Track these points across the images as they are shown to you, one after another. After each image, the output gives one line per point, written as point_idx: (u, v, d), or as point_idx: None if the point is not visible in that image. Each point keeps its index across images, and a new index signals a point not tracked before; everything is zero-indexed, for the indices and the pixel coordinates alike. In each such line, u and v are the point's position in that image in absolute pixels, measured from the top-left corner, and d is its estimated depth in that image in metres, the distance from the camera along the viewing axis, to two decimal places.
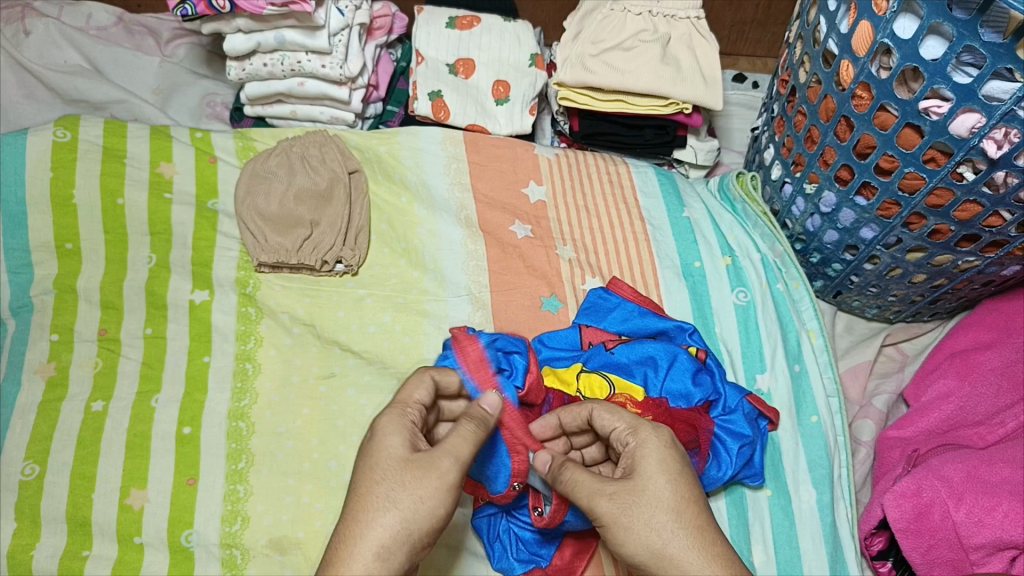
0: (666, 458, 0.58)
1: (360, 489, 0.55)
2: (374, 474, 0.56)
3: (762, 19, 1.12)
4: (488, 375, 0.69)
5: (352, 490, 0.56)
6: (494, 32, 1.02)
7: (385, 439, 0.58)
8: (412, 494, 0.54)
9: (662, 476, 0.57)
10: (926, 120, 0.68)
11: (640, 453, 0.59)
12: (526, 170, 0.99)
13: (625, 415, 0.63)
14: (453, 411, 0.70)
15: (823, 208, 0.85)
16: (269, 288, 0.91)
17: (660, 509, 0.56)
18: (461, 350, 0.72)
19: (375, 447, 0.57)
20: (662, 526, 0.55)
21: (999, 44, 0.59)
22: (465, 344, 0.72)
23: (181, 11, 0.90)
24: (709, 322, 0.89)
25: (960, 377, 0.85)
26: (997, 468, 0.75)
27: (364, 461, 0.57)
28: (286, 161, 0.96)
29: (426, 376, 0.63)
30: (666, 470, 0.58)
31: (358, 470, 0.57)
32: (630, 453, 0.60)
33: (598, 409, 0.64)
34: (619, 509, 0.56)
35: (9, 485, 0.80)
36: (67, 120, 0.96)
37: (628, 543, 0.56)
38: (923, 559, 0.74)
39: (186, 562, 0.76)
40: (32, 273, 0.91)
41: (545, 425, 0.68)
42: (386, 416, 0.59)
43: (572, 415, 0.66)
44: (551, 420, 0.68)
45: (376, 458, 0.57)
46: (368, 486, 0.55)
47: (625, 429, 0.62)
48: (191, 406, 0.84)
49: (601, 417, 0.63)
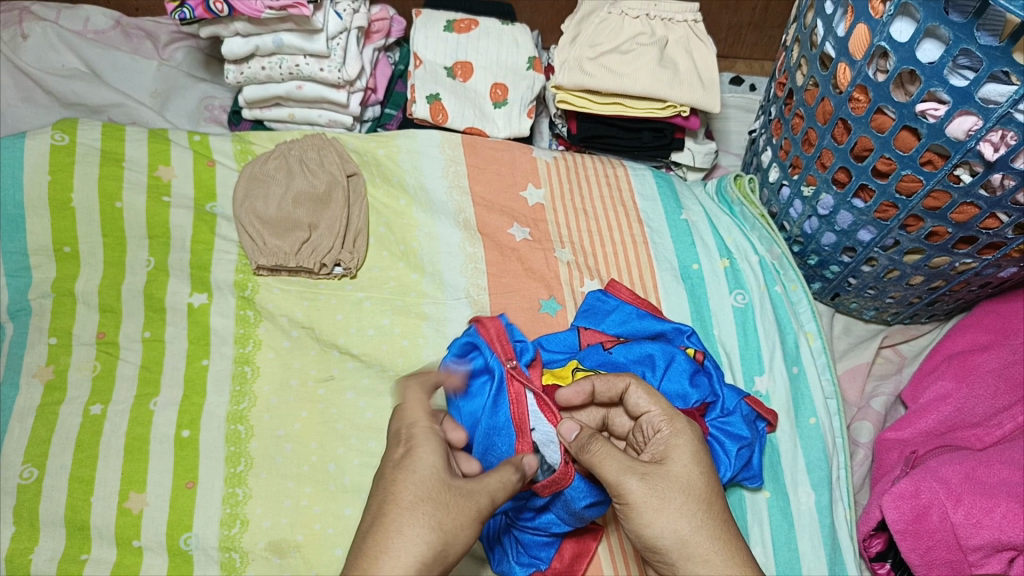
0: (699, 451, 0.62)
1: (402, 502, 0.55)
2: (416, 490, 0.55)
3: (759, 23, 1.13)
4: (510, 349, 0.72)
5: (390, 502, 0.55)
6: (492, 35, 1.02)
7: (425, 457, 0.57)
8: (454, 519, 0.55)
9: (696, 467, 0.61)
10: (922, 123, 0.68)
11: (674, 442, 0.62)
12: (524, 173, 0.99)
13: (662, 402, 0.66)
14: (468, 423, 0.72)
15: (820, 211, 0.86)
16: (268, 291, 0.91)
17: (693, 497, 0.59)
18: (484, 330, 0.73)
19: (415, 463, 0.57)
20: (691, 512, 0.58)
21: (995, 47, 0.59)
22: (489, 320, 0.74)
23: (180, 15, 0.90)
24: (707, 324, 0.89)
25: (958, 379, 0.86)
26: (996, 470, 0.75)
27: (401, 474, 0.56)
28: (285, 164, 0.96)
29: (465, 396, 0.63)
30: (698, 462, 0.62)
31: (396, 482, 0.56)
32: (664, 441, 0.63)
33: (636, 386, 0.66)
34: (650, 490, 0.59)
35: (7, 489, 0.79)
36: (65, 124, 0.96)
37: (655, 524, 0.58)
38: (921, 560, 0.75)
39: (185, 565, 0.76)
40: (30, 277, 0.92)
41: (578, 391, 0.68)
42: (428, 433, 0.59)
43: (607, 386, 0.68)
44: (584, 387, 0.68)
45: (417, 475, 0.56)
46: (409, 501, 0.55)
47: (661, 416, 0.65)
48: (191, 409, 0.84)
49: (638, 395, 0.66)
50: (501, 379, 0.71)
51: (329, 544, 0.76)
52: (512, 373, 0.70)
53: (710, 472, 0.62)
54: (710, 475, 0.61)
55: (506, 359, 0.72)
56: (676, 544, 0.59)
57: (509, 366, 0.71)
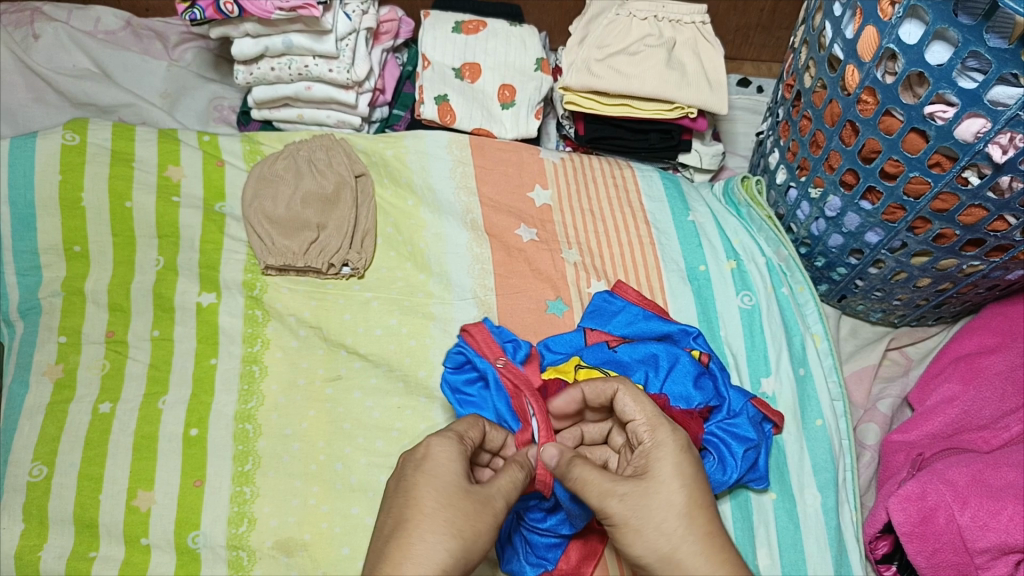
0: (681, 462, 0.60)
1: (424, 508, 0.56)
2: (437, 495, 0.57)
3: (767, 24, 1.13)
4: (499, 349, 0.77)
5: (412, 507, 0.56)
6: (500, 37, 1.02)
7: (446, 462, 0.58)
8: (474, 525, 0.56)
9: (677, 480, 0.58)
10: (931, 125, 0.68)
11: (656, 454, 0.60)
12: (531, 175, 0.99)
13: (647, 408, 0.64)
14: (496, 442, 0.68)
15: (828, 212, 0.86)
16: (276, 291, 0.92)
17: (673, 512, 0.57)
18: (471, 338, 0.78)
19: (436, 468, 0.58)
20: (671, 531, 0.57)
21: (1004, 49, 0.60)
22: (474, 328, 0.79)
23: (190, 15, 0.91)
24: (713, 326, 0.89)
25: (965, 382, 0.86)
26: (1003, 472, 0.75)
27: (423, 479, 0.58)
28: (293, 165, 0.96)
29: (478, 422, 0.65)
30: (680, 474, 0.59)
31: (418, 486, 0.57)
32: (645, 454, 0.61)
33: (624, 391, 0.65)
34: (630, 510, 0.57)
35: (17, 486, 0.80)
36: (76, 124, 0.97)
37: (635, 544, 0.57)
38: (927, 562, 0.75)
39: (193, 563, 0.77)
40: (41, 276, 0.92)
41: (569, 399, 0.68)
42: (448, 440, 0.60)
43: (596, 391, 0.66)
44: (574, 394, 0.68)
45: (439, 480, 0.57)
46: (431, 507, 0.56)
47: (645, 425, 0.63)
48: (199, 408, 0.84)
49: (625, 402, 0.64)
50: (496, 380, 0.75)
51: (336, 543, 0.77)
52: (504, 370, 0.75)
53: (691, 485, 0.59)
54: (691, 488, 0.59)
55: (496, 358, 0.76)
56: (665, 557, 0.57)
57: (499, 364, 0.75)
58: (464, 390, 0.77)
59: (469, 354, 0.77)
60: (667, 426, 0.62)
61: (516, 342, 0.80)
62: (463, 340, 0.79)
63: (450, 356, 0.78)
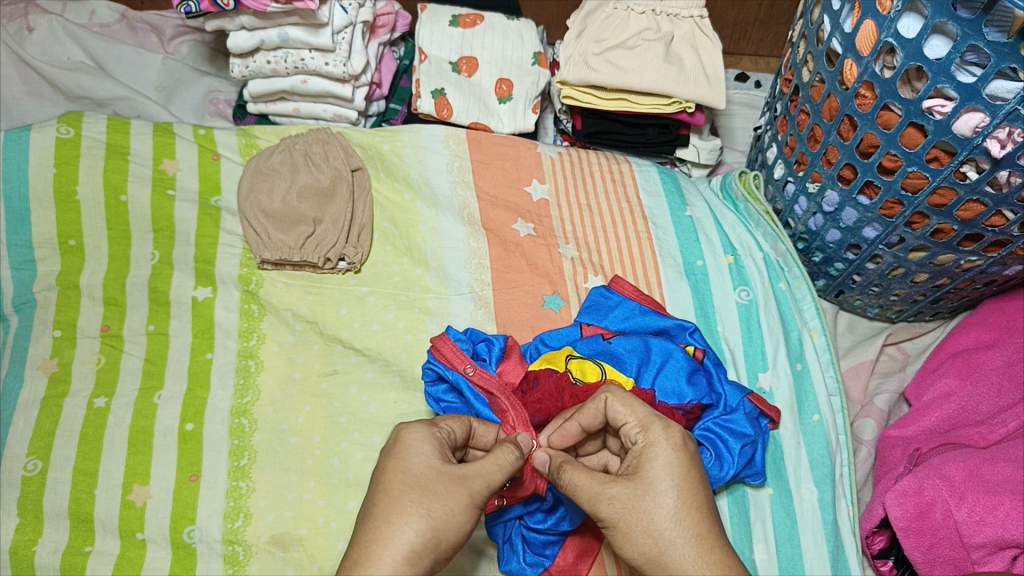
0: (673, 462, 0.59)
1: (391, 492, 0.57)
2: (406, 479, 0.58)
3: (765, 19, 1.12)
4: (466, 357, 0.76)
5: (381, 491, 0.57)
6: (497, 30, 1.02)
7: (416, 445, 0.59)
8: (444, 505, 0.56)
9: (667, 478, 0.58)
10: (930, 120, 0.68)
11: (649, 454, 0.59)
12: (529, 169, 0.99)
13: (638, 409, 0.61)
14: (485, 441, 0.69)
15: (826, 208, 0.85)
16: (272, 285, 0.91)
17: (663, 510, 0.57)
18: (437, 350, 0.77)
19: (404, 451, 0.59)
20: (660, 532, 0.57)
21: (1003, 43, 0.59)
22: (440, 340, 0.77)
23: (185, 8, 0.90)
24: (710, 321, 0.89)
25: (961, 377, 0.86)
26: (999, 468, 0.76)
27: (392, 463, 0.59)
28: (289, 159, 0.96)
29: (463, 417, 0.66)
30: (672, 474, 0.58)
31: (386, 471, 0.58)
32: (638, 453, 0.60)
33: (612, 398, 0.62)
34: (619, 512, 0.57)
35: (11, 480, 0.80)
36: (70, 116, 0.97)
37: (627, 545, 0.58)
38: (924, 558, 0.74)
39: (189, 558, 0.76)
40: (35, 270, 0.92)
41: (567, 434, 0.65)
42: (416, 423, 0.61)
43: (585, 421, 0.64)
44: (573, 429, 0.65)
45: (407, 463, 0.58)
46: (400, 490, 0.57)
47: (636, 426, 0.61)
48: (194, 403, 0.84)
49: (614, 410, 0.62)
50: (469, 388, 0.75)
51: (333, 538, 0.76)
52: (475, 377, 0.74)
53: (683, 483, 0.58)
54: (683, 485, 0.58)
55: (464, 367, 0.75)
56: (651, 558, 0.57)
57: (469, 372, 0.74)
58: (444, 397, 0.78)
59: (439, 367, 0.77)
60: (661, 423, 0.60)
61: (488, 341, 0.80)
62: (433, 354, 0.78)
63: (425, 369, 0.78)
